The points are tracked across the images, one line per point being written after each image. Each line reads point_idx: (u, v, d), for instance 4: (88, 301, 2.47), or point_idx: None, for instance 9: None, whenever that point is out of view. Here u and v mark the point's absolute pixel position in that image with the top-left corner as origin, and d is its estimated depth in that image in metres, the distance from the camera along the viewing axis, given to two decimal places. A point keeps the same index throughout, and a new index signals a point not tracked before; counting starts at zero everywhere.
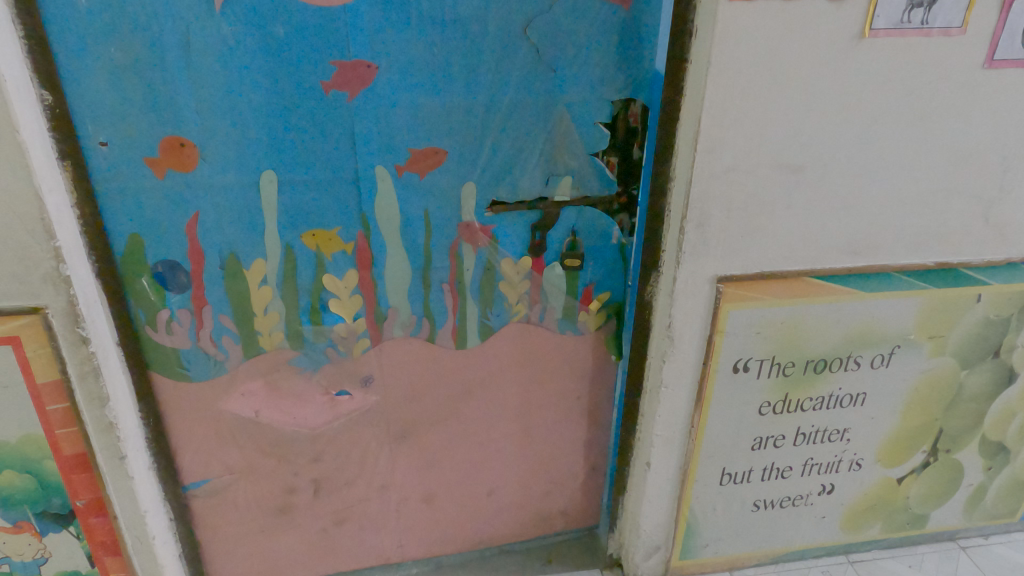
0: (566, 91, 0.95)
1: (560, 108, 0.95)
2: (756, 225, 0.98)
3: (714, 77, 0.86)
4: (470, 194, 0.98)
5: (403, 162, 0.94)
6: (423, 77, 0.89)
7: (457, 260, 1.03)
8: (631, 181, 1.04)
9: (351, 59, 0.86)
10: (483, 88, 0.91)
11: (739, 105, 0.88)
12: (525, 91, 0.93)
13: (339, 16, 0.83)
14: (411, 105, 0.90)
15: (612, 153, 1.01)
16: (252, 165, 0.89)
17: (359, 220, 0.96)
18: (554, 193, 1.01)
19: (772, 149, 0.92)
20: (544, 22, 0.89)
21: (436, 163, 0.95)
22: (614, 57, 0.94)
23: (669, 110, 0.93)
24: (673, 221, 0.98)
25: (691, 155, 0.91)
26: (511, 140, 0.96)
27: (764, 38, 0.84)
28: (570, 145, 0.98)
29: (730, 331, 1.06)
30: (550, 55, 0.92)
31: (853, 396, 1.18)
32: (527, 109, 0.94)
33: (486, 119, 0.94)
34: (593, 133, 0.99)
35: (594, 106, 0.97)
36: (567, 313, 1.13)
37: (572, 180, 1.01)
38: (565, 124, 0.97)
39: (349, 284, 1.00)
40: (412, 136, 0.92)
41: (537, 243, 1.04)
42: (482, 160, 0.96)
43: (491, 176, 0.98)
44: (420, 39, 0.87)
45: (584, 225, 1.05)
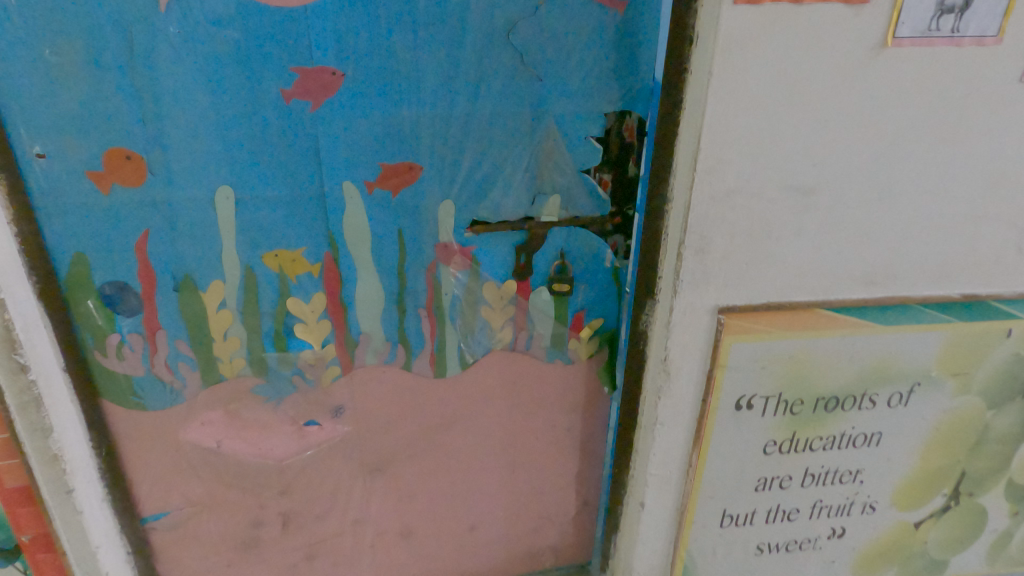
0: (553, 102, 0.86)
1: (547, 120, 0.87)
2: (762, 252, 0.89)
3: (716, 90, 0.77)
4: (447, 213, 0.90)
5: (373, 179, 0.86)
6: (395, 86, 0.81)
7: (435, 284, 0.95)
8: (626, 201, 0.95)
9: (315, 66, 0.78)
10: (463, 99, 0.84)
11: (743, 122, 0.79)
12: (508, 101, 0.85)
13: (300, 18, 0.76)
14: (382, 117, 0.83)
15: (606, 170, 0.92)
16: (206, 179, 0.82)
17: (326, 240, 0.88)
18: (540, 213, 0.93)
19: (781, 170, 0.83)
20: (529, 26, 0.81)
21: (410, 179, 0.87)
22: (607, 66, 0.86)
23: (666, 125, 0.85)
24: (670, 245, 0.89)
25: (690, 175, 0.82)
26: (493, 155, 0.88)
27: (773, 47, 0.75)
28: (558, 161, 0.90)
29: (732, 366, 0.97)
30: (536, 63, 0.83)
31: (867, 436, 1.08)
32: (511, 122, 0.86)
33: (465, 132, 0.86)
34: (584, 149, 0.90)
35: (585, 119, 0.88)
36: (556, 340, 1.04)
37: (560, 200, 0.93)
38: (553, 137, 0.88)
39: (316, 309, 0.92)
40: (383, 150, 0.84)
41: (522, 266, 0.96)
42: (461, 177, 0.88)
43: (471, 194, 0.90)
44: (391, 44, 0.79)
45: (574, 247, 0.97)
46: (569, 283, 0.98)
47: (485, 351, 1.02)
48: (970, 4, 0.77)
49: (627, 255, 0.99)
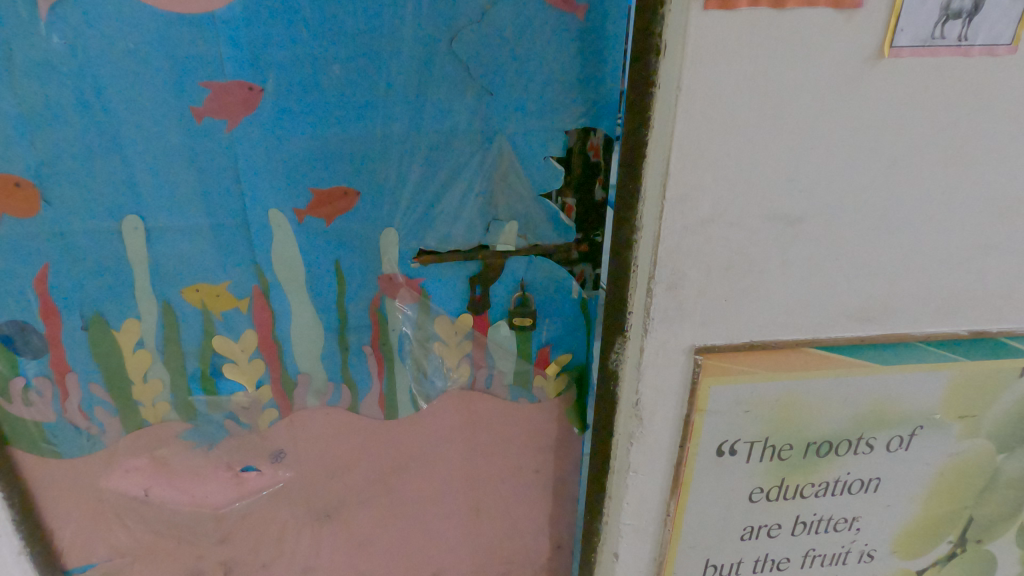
0: (506, 119, 0.76)
1: (499, 139, 0.77)
2: (744, 287, 0.79)
3: (685, 107, 0.67)
4: (391, 242, 0.81)
5: (304, 206, 0.77)
6: (324, 104, 0.72)
7: (380, 318, 0.85)
8: (594, 226, 0.85)
9: (230, 81, 0.69)
10: (403, 117, 0.74)
11: (719, 143, 0.69)
12: (454, 119, 0.75)
13: (208, 27, 0.67)
14: (311, 138, 0.73)
15: (569, 194, 0.82)
16: (111, 209, 0.73)
17: (253, 273, 0.79)
18: (496, 241, 0.83)
19: (763, 197, 0.73)
20: (475, 34, 0.72)
21: (347, 206, 0.78)
22: (566, 78, 0.76)
23: (632, 146, 0.75)
24: (640, 279, 0.79)
25: (659, 203, 0.73)
26: (440, 178, 0.78)
27: (752, 58, 0.65)
28: (515, 185, 0.80)
29: (712, 410, 0.87)
30: (485, 75, 0.74)
31: (863, 481, 0.98)
32: (459, 141, 0.77)
33: (407, 153, 0.76)
34: (543, 170, 0.80)
35: (545, 137, 0.78)
36: (520, 378, 0.94)
37: (518, 227, 0.83)
38: (507, 158, 0.79)
39: (246, 347, 0.83)
40: (314, 174, 0.75)
41: (478, 299, 0.86)
42: (404, 202, 0.79)
43: (416, 222, 0.80)
44: (316, 57, 0.70)
45: (536, 278, 0.87)
46: (532, 316, 0.89)
47: (441, 390, 0.93)
48: (981, 8, 0.66)
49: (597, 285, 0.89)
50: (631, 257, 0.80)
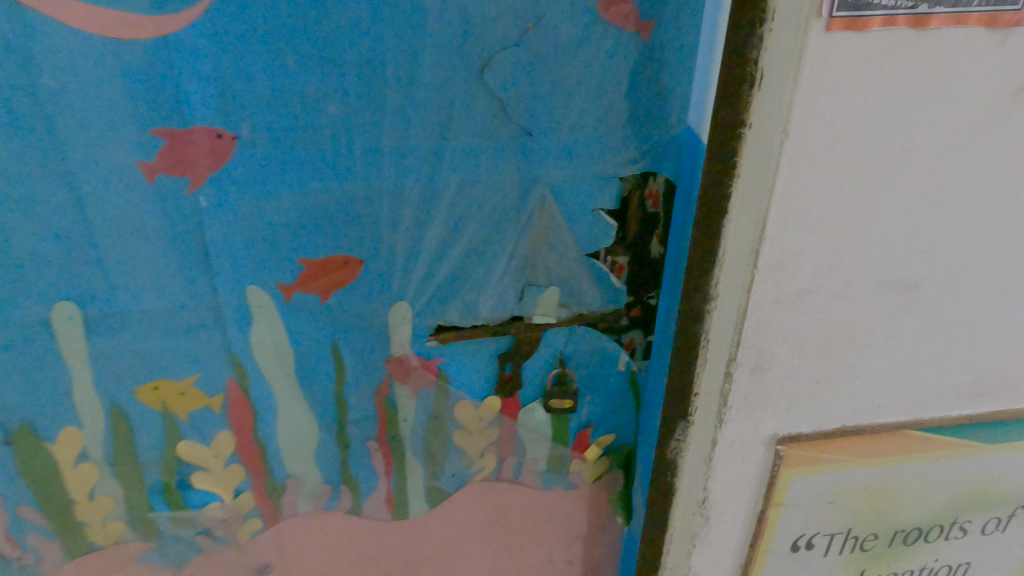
0: (546, 162, 0.66)
1: (538, 186, 0.67)
2: (840, 365, 0.64)
3: (791, 156, 0.52)
4: (404, 317, 0.69)
5: (293, 281, 0.66)
6: (332, 148, 0.61)
7: (387, 408, 0.73)
8: (648, 287, 0.73)
9: (221, 123, 0.59)
10: (425, 162, 0.63)
11: (828, 198, 0.54)
12: (484, 164, 0.65)
13: (196, 60, 0.56)
14: (318, 189, 0.62)
15: (621, 251, 0.71)
16: (59, 283, 0.61)
17: (228, 362, 0.68)
18: (532, 312, 0.72)
19: (874, 260, 0.58)
20: (510, 63, 0.61)
21: (348, 278, 0.66)
22: (623, 113, 0.65)
23: (708, 197, 0.59)
24: (714, 360, 0.64)
25: (746, 272, 0.57)
26: (470, 234, 0.67)
27: (880, 92, 0.50)
28: (552, 244, 0.70)
29: (791, 502, 0.72)
30: (522, 111, 0.63)
31: (952, 567, 0.84)
32: (489, 191, 0.66)
33: (430, 205, 0.65)
34: (591, 224, 0.69)
35: (593, 185, 0.68)
36: (555, 464, 0.81)
37: (559, 292, 0.72)
38: (548, 208, 0.68)
39: (220, 452, 0.72)
40: (318, 234, 0.64)
41: (507, 377, 0.75)
42: (426, 262, 0.67)
43: (442, 284, 0.69)
44: (324, 92, 0.59)
45: (577, 351, 0.75)
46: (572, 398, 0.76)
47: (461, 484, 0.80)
48: None
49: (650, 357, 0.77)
50: (702, 330, 0.65)
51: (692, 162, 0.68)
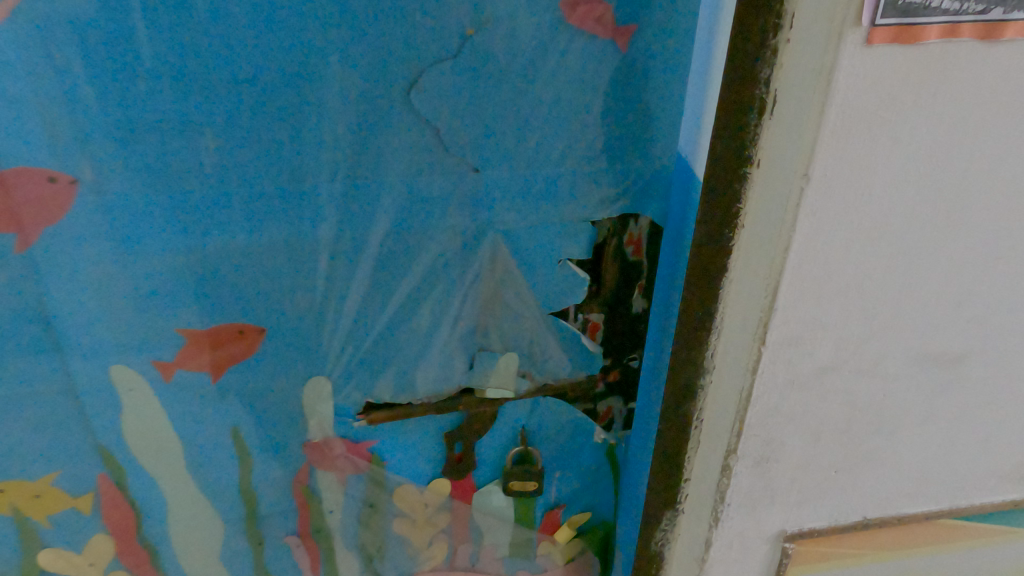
0: (495, 204, 0.57)
1: (487, 231, 0.58)
2: (864, 454, 0.51)
3: (814, 208, 0.39)
4: (322, 394, 0.63)
5: (171, 359, 0.58)
6: (234, 187, 0.52)
7: (311, 498, 0.69)
8: (625, 350, 0.66)
9: (95, 161, 0.49)
10: (348, 204, 0.54)
11: (861, 258, 0.42)
12: (417, 205, 0.55)
13: (46, 76, 0.46)
14: (221, 236, 0.53)
15: (595, 309, 0.64)
16: None
17: (98, 458, 0.61)
18: (484, 384, 0.66)
19: (914, 333, 0.46)
20: (446, 87, 0.51)
21: (239, 354, 0.59)
22: (595, 146, 0.55)
23: (702, 253, 0.46)
24: (709, 448, 0.51)
25: (752, 349, 0.44)
26: (404, 285, 0.59)
27: (935, 125, 0.38)
28: (507, 299, 0.61)
29: None
30: (465, 144, 0.54)
31: None
32: (427, 235, 0.57)
33: (356, 254, 0.57)
34: (560, 276, 0.61)
35: (555, 230, 0.59)
36: (518, 543, 0.78)
37: (518, 359, 0.65)
38: (502, 261, 0.59)
39: (97, 554, 0.66)
40: (226, 286, 0.56)
41: (459, 459, 0.69)
42: (353, 315, 0.59)
43: (375, 339, 0.61)
44: (218, 123, 0.49)
45: (539, 426, 0.70)
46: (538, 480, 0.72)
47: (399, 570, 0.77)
48: None
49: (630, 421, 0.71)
50: (693, 410, 0.52)
51: (683, 202, 0.58)
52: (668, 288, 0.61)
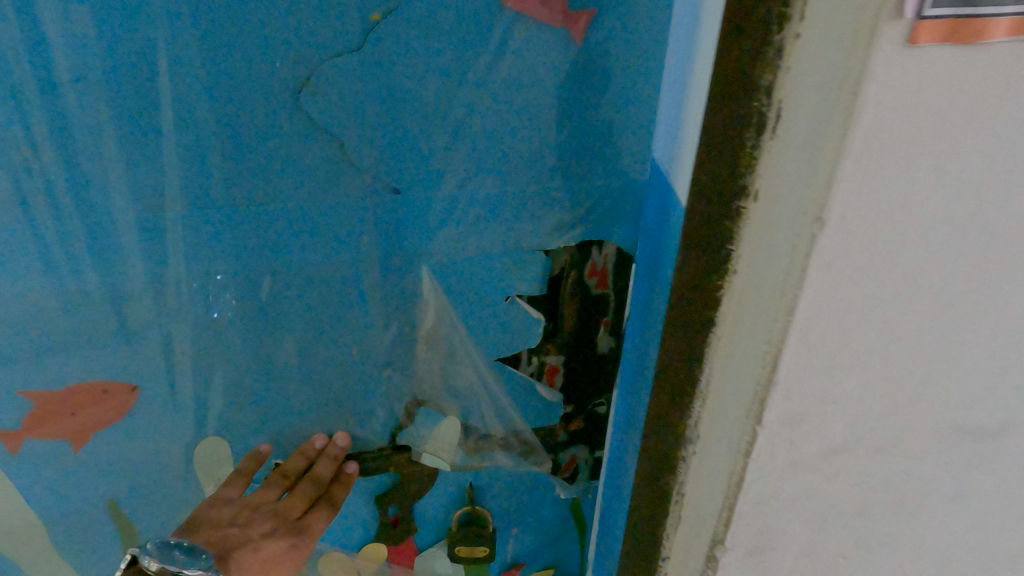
0: (420, 227, 0.54)
1: (413, 262, 0.55)
2: (885, 542, 0.41)
3: (829, 264, 0.28)
4: (218, 458, 0.61)
5: (18, 427, 0.54)
6: (103, 204, 0.47)
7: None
8: (591, 394, 0.66)
9: None
10: (241, 220, 0.50)
11: (892, 324, 0.31)
12: (327, 228, 0.52)
13: None
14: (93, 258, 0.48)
15: (552, 351, 0.62)
16: None
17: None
18: (422, 446, 0.66)
19: (960, 408, 0.34)
20: (347, 88, 0.46)
21: (107, 414, 0.56)
22: (525, 166, 0.52)
23: (685, 299, 0.36)
24: (693, 535, 0.41)
25: (745, 431, 0.33)
26: (323, 313, 0.56)
27: (997, 150, 0.27)
28: (447, 333, 0.59)
29: None
30: (375, 157, 0.49)
31: None
32: (339, 255, 0.53)
33: (255, 277, 0.52)
34: (508, 312, 0.59)
35: (497, 262, 0.57)
36: None
37: (467, 415, 0.65)
38: (430, 295, 0.57)
39: None
40: (107, 319, 0.51)
41: (398, 522, 0.71)
42: (270, 345, 0.56)
43: (297, 371, 0.58)
44: (78, 130, 0.44)
45: (485, 480, 0.72)
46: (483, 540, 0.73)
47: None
48: None
49: (596, 469, 0.72)
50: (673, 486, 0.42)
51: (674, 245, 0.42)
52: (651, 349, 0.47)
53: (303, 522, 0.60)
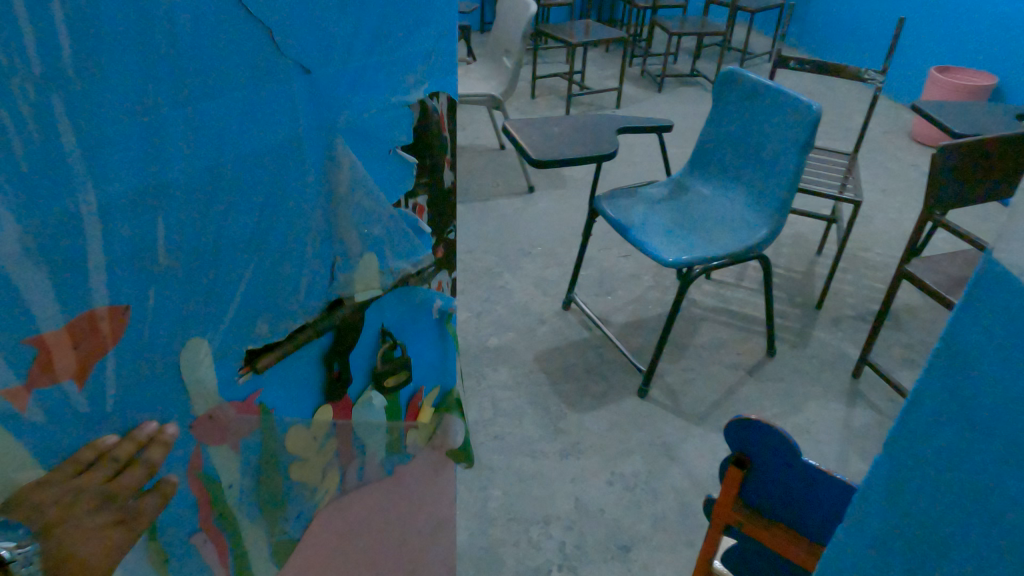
0: (338, 109, 0.55)
1: (334, 140, 0.56)
2: None
3: None
4: (200, 358, 0.53)
5: (22, 381, 0.41)
6: (115, 155, 0.41)
7: (209, 481, 0.59)
8: (445, 225, 0.77)
9: None
10: (221, 128, 0.46)
11: None
12: (280, 132, 0.51)
13: None
14: (105, 184, 0.41)
15: (420, 191, 0.70)
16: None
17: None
18: (353, 290, 0.64)
19: None
20: None
21: (109, 338, 0.45)
22: (396, 29, 0.57)
23: None
24: None
25: None
26: (275, 230, 0.54)
27: None
28: (357, 213, 0.60)
29: None
30: (299, 40, 0.49)
31: None
32: (279, 166, 0.52)
33: (219, 190, 0.48)
34: (394, 167, 0.64)
35: (372, 124, 0.59)
36: (392, 447, 0.81)
37: (375, 258, 0.64)
38: (342, 163, 0.57)
39: None
40: (111, 250, 0.43)
41: (336, 377, 0.68)
42: (240, 275, 0.53)
43: (262, 292, 0.55)
44: (90, 12, 0.37)
45: (391, 317, 0.74)
46: (402, 370, 0.76)
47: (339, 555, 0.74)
48: None
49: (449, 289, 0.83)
50: None
51: None
52: (971, 521, 0.35)
53: (134, 506, 0.48)
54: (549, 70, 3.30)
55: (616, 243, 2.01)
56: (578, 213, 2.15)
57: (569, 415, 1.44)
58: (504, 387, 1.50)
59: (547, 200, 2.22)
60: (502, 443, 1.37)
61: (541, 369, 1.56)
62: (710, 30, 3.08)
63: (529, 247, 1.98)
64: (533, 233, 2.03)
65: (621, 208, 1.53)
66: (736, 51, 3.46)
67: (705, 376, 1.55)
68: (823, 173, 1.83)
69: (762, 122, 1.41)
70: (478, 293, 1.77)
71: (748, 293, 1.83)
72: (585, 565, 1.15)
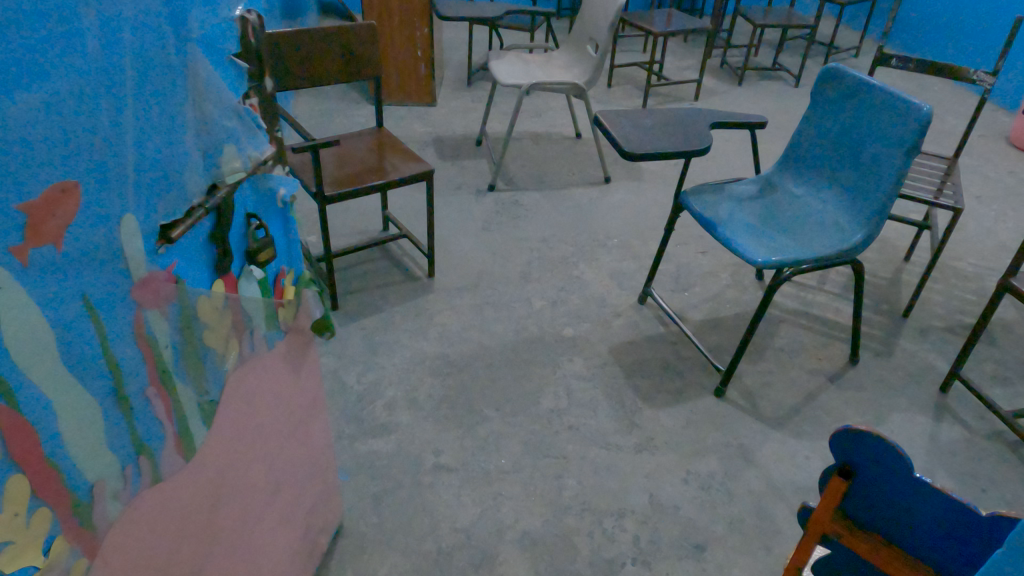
0: (189, 18, 0.62)
1: (188, 44, 0.62)
2: None
3: None
4: (134, 232, 0.57)
5: (24, 240, 0.46)
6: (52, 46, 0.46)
7: (151, 342, 0.61)
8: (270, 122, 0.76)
9: None
10: (111, 27, 0.51)
11: None
12: (150, 34, 0.56)
13: None
14: (52, 76, 0.46)
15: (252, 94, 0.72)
16: None
17: None
18: (223, 176, 0.71)
19: None
20: None
21: (71, 212, 0.50)
22: None
23: None
24: None
25: None
26: (156, 122, 0.59)
27: None
28: (213, 108, 0.67)
29: None
30: None
31: None
32: (152, 66, 0.58)
33: (116, 87, 0.53)
34: (234, 74, 0.70)
35: (215, 35, 0.66)
36: (270, 319, 0.78)
37: (235, 148, 0.71)
38: (198, 66, 0.63)
39: (31, 542, 0.52)
40: (59, 125, 0.47)
41: (222, 256, 0.75)
42: (137, 159, 0.57)
43: (153, 179, 0.60)
44: None
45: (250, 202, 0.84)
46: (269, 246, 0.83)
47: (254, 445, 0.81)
48: None
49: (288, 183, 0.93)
50: None
51: None
52: None
53: None
54: (625, 59, 3.25)
55: (693, 239, 1.99)
56: (656, 207, 2.12)
57: (644, 410, 1.44)
58: (578, 377, 1.51)
59: (623, 191, 2.20)
60: (578, 433, 1.38)
61: (615, 361, 1.55)
62: (795, 22, 2.98)
63: (604, 239, 1.97)
64: (609, 225, 2.02)
65: (709, 204, 1.51)
66: (822, 44, 3.32)
67: (783, 380, 1.52)
68: (919, 178, 1.76)
69: (862, 124, 1.37)
70: (553, 284, 1.77)
71: (831, 297, 1.78)
72: (660, 561, 1.15)
